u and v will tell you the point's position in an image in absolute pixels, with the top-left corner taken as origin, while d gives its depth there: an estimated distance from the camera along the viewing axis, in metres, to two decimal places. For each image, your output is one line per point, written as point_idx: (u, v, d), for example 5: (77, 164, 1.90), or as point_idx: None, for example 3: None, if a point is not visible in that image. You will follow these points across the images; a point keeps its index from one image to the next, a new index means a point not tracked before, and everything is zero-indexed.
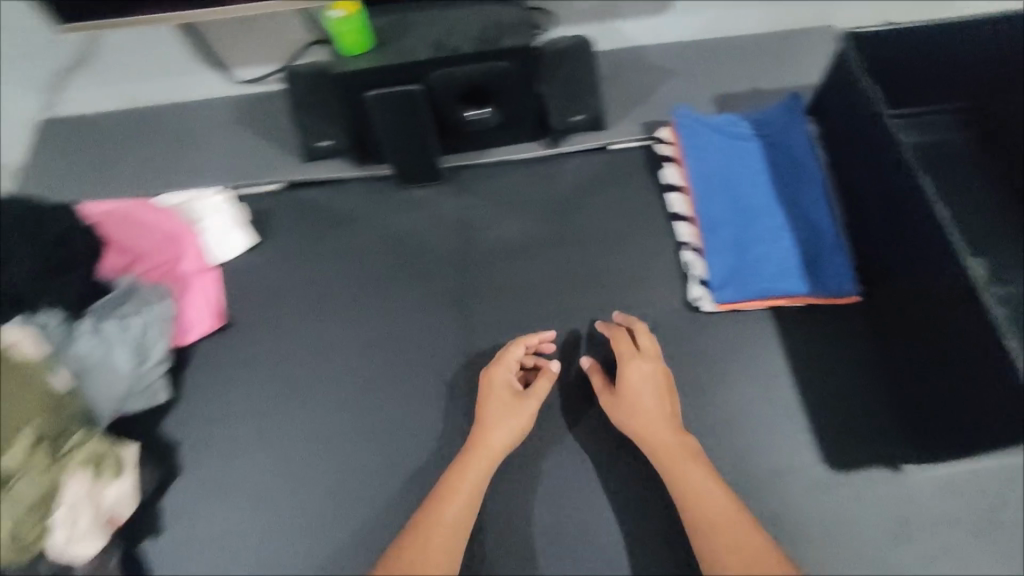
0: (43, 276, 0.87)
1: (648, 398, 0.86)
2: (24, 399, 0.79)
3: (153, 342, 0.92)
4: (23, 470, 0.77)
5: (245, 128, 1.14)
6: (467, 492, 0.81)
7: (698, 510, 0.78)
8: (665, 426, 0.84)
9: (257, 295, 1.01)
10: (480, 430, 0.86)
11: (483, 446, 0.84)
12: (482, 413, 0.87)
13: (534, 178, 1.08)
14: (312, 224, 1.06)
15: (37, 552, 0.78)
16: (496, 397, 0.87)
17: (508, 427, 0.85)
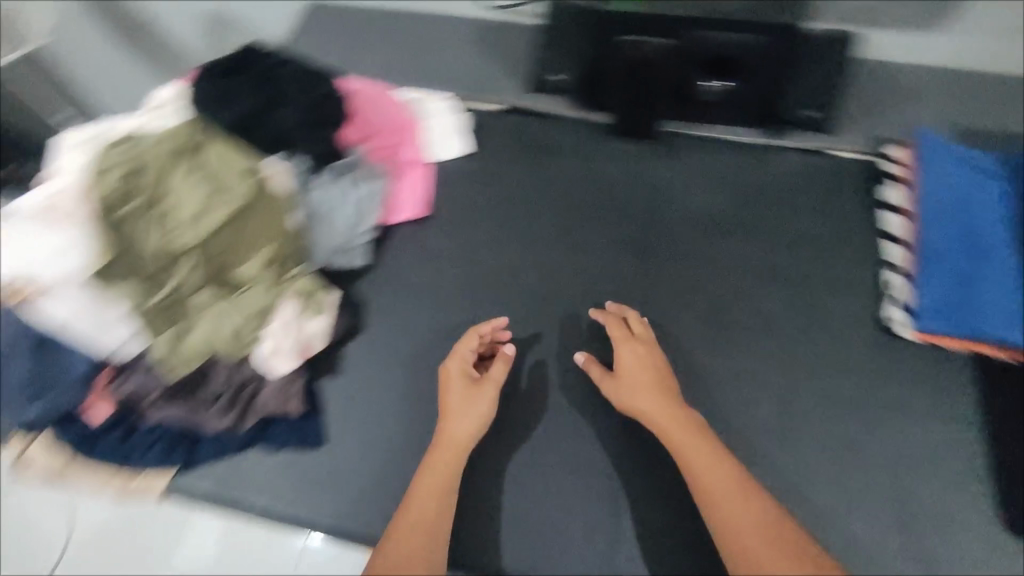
0: (306, 126, 0.98)
1: (644, 375, 0.85)
2: (269, 223, 0.88)
3: (369, 210, 1.01)
4: (255, 281, 0.88)
5: (483, 50, 1.21)
6: (443, 468, 0.81)
7: (704, 483, 0.75)
8: (666, 402, 0.82)
9: (463, 199, 1.09)
10: (444, 412, 0.85)
11: (447, 429, 0.83)
12: (443, 397, 0.86)
13: (748, 161, 1.07)
14: (524, 148, 1.12)
15: (245, 356, 0.88)
16: (450, 386, 0.86)
17: (472, 410, 0.84)
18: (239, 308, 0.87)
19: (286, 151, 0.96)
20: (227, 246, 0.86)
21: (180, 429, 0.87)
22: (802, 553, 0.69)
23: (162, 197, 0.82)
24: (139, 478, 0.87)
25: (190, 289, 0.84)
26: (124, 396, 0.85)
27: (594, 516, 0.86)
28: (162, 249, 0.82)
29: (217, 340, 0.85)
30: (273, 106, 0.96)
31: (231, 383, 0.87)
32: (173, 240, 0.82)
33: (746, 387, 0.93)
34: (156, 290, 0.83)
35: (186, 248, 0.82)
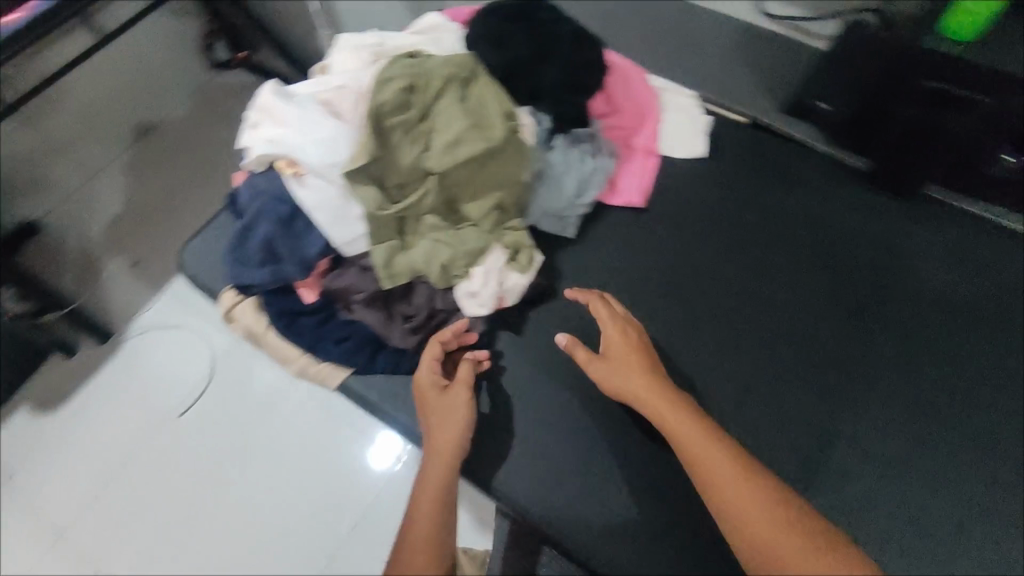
0: (562, 87, 0.97)
1: (638, 363, 0.82)
2: (507, 170, 0.89)
3: (592, 184, 1.00)
4: (477, 221, 0.90)
5: (747, 57, 1.15)
6: (438, 475, 0.79)
7: (709, 473, 0.72)
8: (656, 389, 0.79)
9: (685, 199, 1.04)
10: (429, 422, 0.83)
11: (434, 438, 0.82)
12: (424, 405, 0.84)
13: (1011, 254, 0.97)
14: (763, 167, 1.05)
15: (446, 288, 0.90)
16: (427, 395, 0.84)
17: (456, 418, 0.82)
18: (456, 241, 0.88)
19: (533, 107, 0.96)
20: (465, 181, 0.87)
21: (371, 334, 0.90)
22: (811, 539, 0.66)
23: (427, 117, 0.85)
24: (321, 365, 0.91)
25: (421, 209, 0.87)
26: (334, 288, 0.89)
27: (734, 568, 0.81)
28: (412, 164, 0.85)
29: (428, 264, 0.87)
30: (538, 59, 0.97)
31: (426, 308, 0.89)
32: (424, 159, 0.85)
33: (940, 490, 0.84)
34: (394, 201, 0.87)
35: (432, 170, 0.85)
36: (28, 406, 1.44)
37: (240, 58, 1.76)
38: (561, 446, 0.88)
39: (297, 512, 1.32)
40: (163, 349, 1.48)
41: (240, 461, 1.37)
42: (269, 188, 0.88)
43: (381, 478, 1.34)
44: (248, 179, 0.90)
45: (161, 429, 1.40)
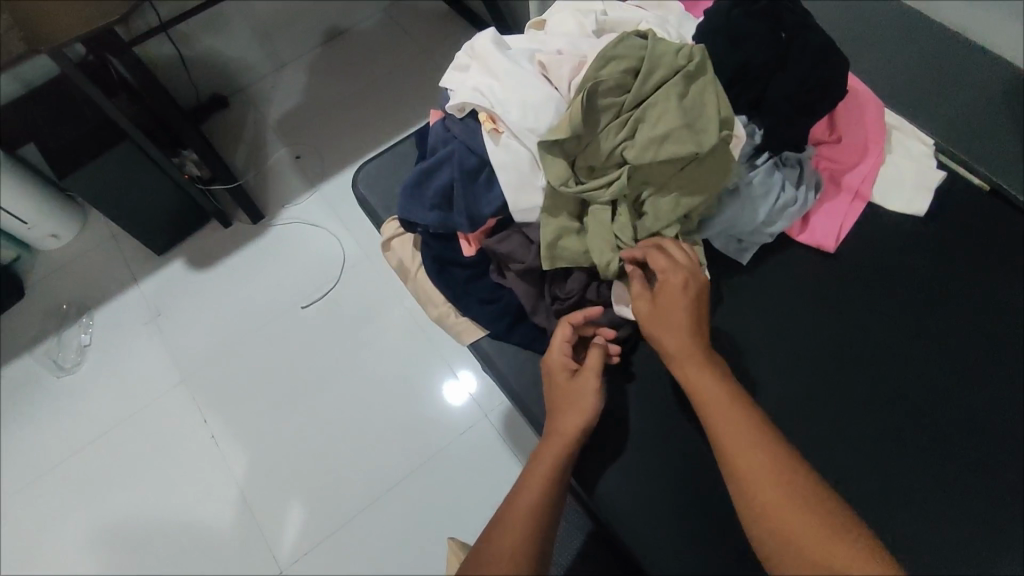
0: (790, 102, 0.87)
1: (681, 310, 0.77)
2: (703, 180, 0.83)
3: (785, 214, 0.91)
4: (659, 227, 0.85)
5: (1005, 116, 1.00)
6: (555, 453, 0.78)
7: (720, 427, 0.69)
8: (683, 338, 0.76)
9: (880, 255, 0.93)
10: (553, 403, 0.83)
11: (555, 420, 0.81)
12: (551, 386, 0.84)
13: None
14: (985, 247, 0.92)
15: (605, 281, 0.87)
16: (554, 375, 0.83)
17: (579, 400, 0.81)
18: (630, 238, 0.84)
19: (747, 118, 0.91)
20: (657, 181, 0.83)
21: (516, 303, 0.90)
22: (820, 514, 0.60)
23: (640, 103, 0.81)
24: (461, 318, 0.93)
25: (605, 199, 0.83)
26: (493, 249, 0.87)
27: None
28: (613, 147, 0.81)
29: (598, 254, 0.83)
30: (774, 66, 0.88)
31: (577, 295, 0.87)
32: (626, 147, 0.81)
33: None
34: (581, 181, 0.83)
35: (631, 159, 0.80)
36: (182, 260, 1.60)
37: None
38: (674, 473, 0.86)
39: (380, 428, 1.39)
40: (301, 245, 1.59)
41: (342, 365, 1.46)
42: (461, 135, 0.88)
43: (466, 425, 1.37)
44: (444, 121, 0.91)
45: (283, 316, 1.52)
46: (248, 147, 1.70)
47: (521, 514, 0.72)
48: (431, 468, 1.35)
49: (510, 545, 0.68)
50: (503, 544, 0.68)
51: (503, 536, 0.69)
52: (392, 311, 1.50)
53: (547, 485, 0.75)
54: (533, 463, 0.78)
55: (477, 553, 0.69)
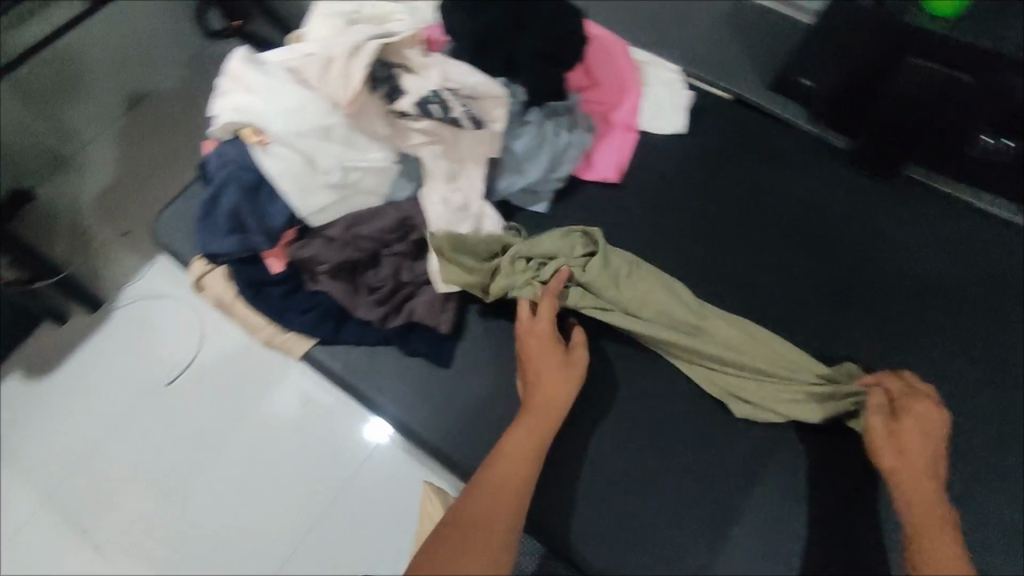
0: (540, 57, 0.96)
1: (913, 421, 0.74)
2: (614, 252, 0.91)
3: (564, 160, 0.99)
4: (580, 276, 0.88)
5: (732, 32, 1.13)
6: (540, 429, 0.76)
7: (917, 505, 0.69)
8: (924, 439, 0.73)
9: (658, 174, 1.01)
10: (534, 370, 0.80)
11: (536, 392, 0.78)
12: (534, 347, 0.81)
13: (992, 241, 0.95)
14: (742, 145, 1.03)
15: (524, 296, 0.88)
16: (544, 347, 0.81)
17: (565, 378, 0.79)
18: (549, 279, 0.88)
19: (507, 79, 0.95)
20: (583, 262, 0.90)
21: (336, 305, 0.91)
22: None
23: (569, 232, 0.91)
24: (286, 335, 0.92)
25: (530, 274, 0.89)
26: (299, 257, 0.89)
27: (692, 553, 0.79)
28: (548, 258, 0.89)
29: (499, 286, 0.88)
30: (517, 26, 0.95)
31: (391, 280, 0.90)
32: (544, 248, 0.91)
33: None
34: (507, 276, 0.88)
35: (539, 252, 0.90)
36: (14, 374, 1.34)
37: (238, 26, 1.48)
38: None
39: (287, 494, 1.22)
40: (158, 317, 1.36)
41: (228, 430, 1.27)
42: (233, 157, 0.87)
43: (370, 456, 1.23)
44: (216, 146, 0.89)
45: (145, 399, 1.31)
46: (68, 236, 1.36)
47: (496, 487, 0.70)
48: (347, 509, 1.21)
49: (479, 512, 0.68)
50: (478, 511, 0.68)
51: (476, 504, 0.68)
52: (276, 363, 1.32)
53: (530, 457, 0.73)
54: (513, 432, 0.75)
55: (447, 514, 0.68)
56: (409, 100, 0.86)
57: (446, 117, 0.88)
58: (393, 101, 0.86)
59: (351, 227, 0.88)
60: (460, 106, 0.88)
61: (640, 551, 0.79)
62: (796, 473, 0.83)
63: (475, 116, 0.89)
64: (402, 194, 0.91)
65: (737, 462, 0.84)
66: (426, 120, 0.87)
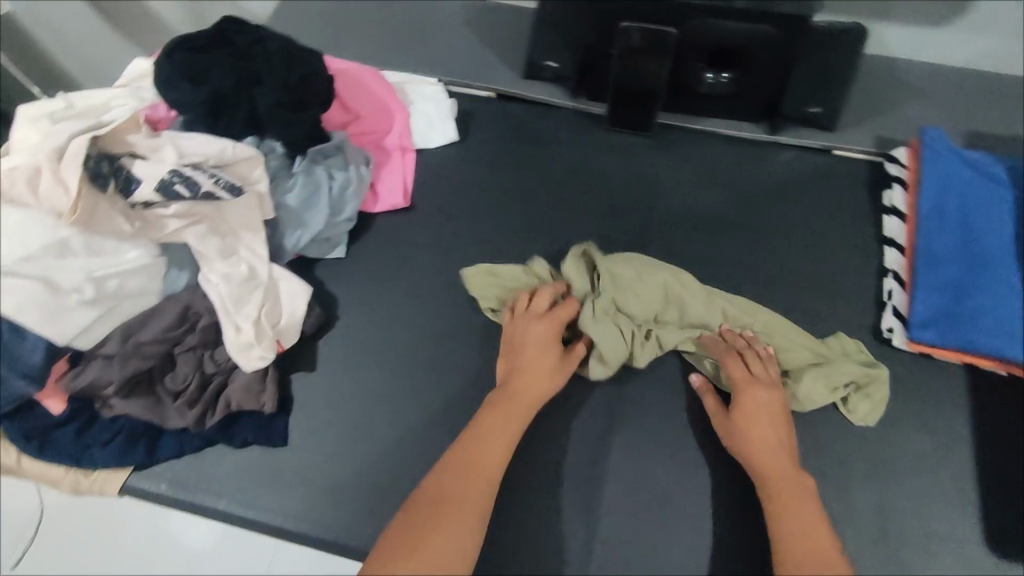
0: (282, 108, 0.92)
1: (758, 420, 0.78)
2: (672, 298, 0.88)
3: (347, 198, 0.96)
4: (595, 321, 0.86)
5: (481, 36, 1.17)
6: (520, 414, 0.79)
7: (773, 474, 0.74)
8: (755, 423, 0.78)
9: (443, 188, 1.03)
10: (525, 363, 0.82)
11: (517, 385, 0.81)
12: (531, 344, 0.84)
13: (748, 158, 1.04)
14: (515, 137, 1.07)
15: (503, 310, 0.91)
16: (543, 343, 0.84)
17: (549, 377, 0.82)
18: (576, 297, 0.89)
19: (259, 136, 0.95)
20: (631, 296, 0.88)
21: (141, 423, 0.83)
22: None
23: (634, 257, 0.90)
24: (96, 474, 0.83)
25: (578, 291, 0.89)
26: (79, 388, 0.80)
27: (567, 543, 0.78)
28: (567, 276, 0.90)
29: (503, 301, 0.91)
30: (249, 82, 0.91)
31: (195, 376, 0.84)
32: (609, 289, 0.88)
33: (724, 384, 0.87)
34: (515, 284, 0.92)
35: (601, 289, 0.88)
36: None
37: None
38: (374, 470, 0.84)
39: None
40: None
41: None
42: None
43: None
44: None
45: None
46: None
47: (467, 467, 0.75)
48: None
49: (452, 493, 0.72)
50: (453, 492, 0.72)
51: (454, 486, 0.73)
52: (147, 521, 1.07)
53: (508, 438, 0.78)
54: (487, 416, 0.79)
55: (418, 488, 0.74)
56: (148, 186, 0.78)
57: (198, 193, 0.81)
58: (130, 194, 0.78)
59: (129, 338, 0.81)
60: (210, 176, 0.82)
61: (517, 560, 0.77)
62: (644, 424, 0.85)
63: (233, 183, 0.84)
64: (180, 283, 0.86)
65: (588, 434, 0.84)
66: (176, 204, 0.81)
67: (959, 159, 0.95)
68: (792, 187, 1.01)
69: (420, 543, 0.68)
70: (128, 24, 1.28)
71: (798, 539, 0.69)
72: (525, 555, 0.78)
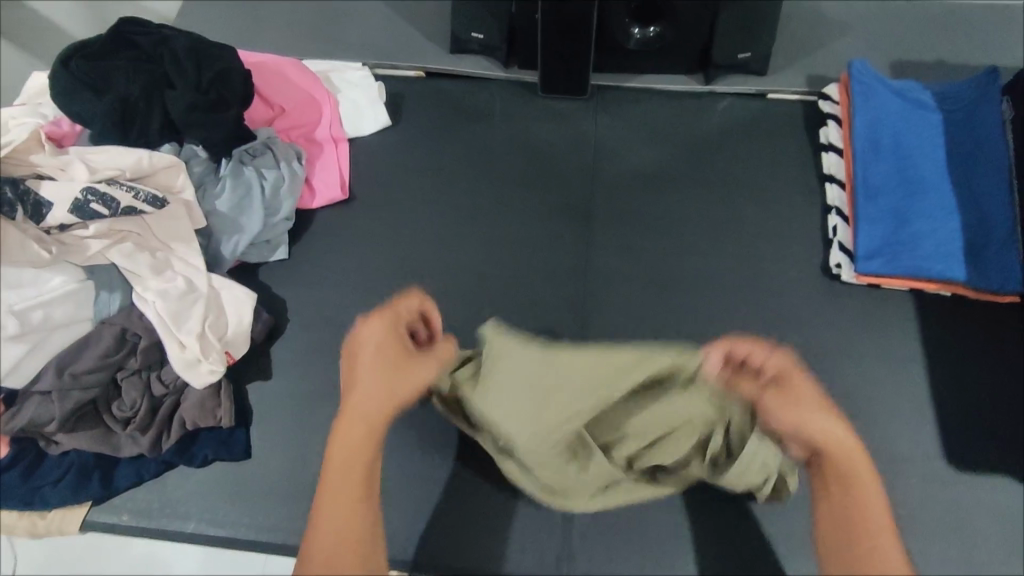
0: (198, 109, 0.87)
1: (799, 386, 0.65)
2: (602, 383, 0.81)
3: (282, 197, 0.93)
4: None
5: (401, 13, 1.13)
6: (366, 432, 0.65)
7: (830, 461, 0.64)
8: (803, 385, 0.65)
9: (382, 175, 1.01)
10: (353, 378, 0.68)
11: (357, 400, 0.66)
12: (363, 350, 0.69)
13: (684, 111, 1.03)
14: (449, 115, 1.05)
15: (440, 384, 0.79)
16: (377, 347, 0.69)
17: (379, 388, 0.66)
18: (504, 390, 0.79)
19: (178, 142, 0.90)
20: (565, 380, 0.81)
21: (93, 455, 0.80)
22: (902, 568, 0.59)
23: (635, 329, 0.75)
24: (50, 515, 0.79)
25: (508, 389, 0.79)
26: (16, 430, 0.75)
27: (548, 517, 0.79)
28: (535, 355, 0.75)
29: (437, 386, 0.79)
30: (158, 86, 0.86)
31: (143, 401, 0.80)
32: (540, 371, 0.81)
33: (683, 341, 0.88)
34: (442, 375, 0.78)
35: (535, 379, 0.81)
36: None
37: None
38: None
39: None
40: None
41: None
42: None
43: None
44: None
45: None
46: None
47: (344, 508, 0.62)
48: None
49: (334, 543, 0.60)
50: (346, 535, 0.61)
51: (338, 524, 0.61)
52: (118, 559, 1.00)
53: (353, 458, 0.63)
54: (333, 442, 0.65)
55: (306, 541, 0.62)
56: (61, 209, 0.75)
57: (117, 210, 0.77)
58: (43, 218, 0.74)
59: (64, 371, 0.76)
60: (125, 189, 0.78)
61: (501, 541, 0.78)
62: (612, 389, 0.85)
63: (154, 195, 0.80)
64: (114, 306, 0.81)
65: None
66: (93, 223, 0.77)
67: (889, 91, 0.96)
68: (730, 136, 1.01)
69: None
70: (24, 36, 1.19)
71: (866, 529, 0.61)
72: (507, 534, 0.78)
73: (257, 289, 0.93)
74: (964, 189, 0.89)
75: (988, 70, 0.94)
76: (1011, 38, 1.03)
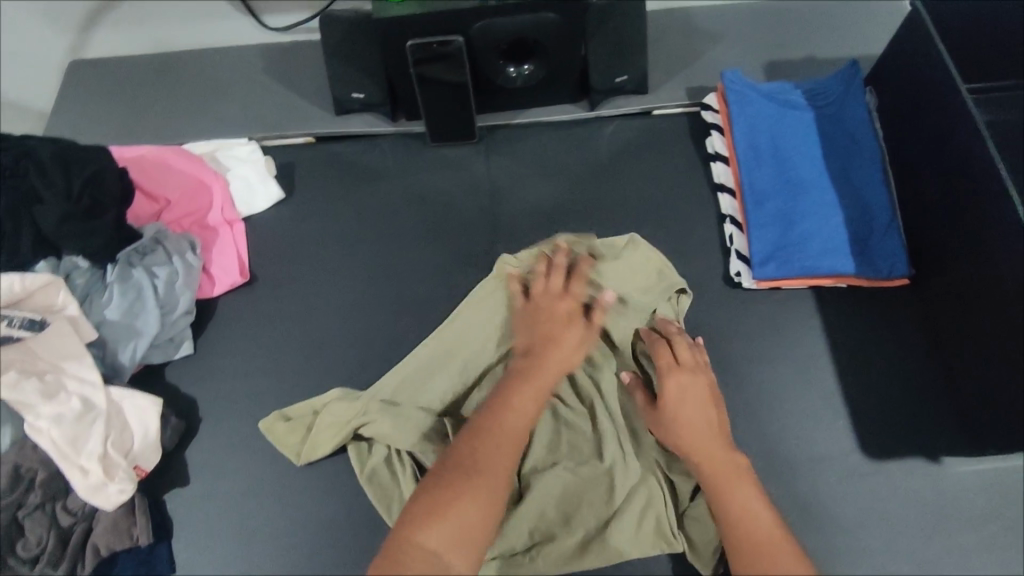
0: (71, 220, 0.84)
1: (695, 408, 0.75)
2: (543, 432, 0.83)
3: (178, 294, 0.90)
4: None
5: (282, 81, 1.12)
6: (553, 374, 0.77)
7: (705, 457, 0.73)
8: (704, 404, 0.76)
9: (281, 251, 0.99)
10: (549, 330, 0.80)
11: (546, 347, 0.78)
12: (552, 313, 0.81)
13: (573, 139, 1.05)
14: (342, 179, 1.03)
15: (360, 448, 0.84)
16: (568, 314, 0.81)
17: (576, 343, 0.79)
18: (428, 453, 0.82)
19: (55, 255, 0.86)
20: None
21: None
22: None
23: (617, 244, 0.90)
24: None
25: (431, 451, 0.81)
26: None
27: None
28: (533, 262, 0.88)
29: (358, 452, 0.83)
30: (25, 203, 0.83)
31: (51, 534, 0.77)
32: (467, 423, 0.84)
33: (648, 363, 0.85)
34: (351, 414, 0.83)
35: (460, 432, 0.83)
36: None
37: None
38: (275, 567, 0.80)
39: None
40: None
41: None
42: None
43: None
44: None
45: None
46: None
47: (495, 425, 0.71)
48: None
49: (487, 440, 0.69)
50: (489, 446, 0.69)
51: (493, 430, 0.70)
52: None
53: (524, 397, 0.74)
54: (519, 376, 0.76)
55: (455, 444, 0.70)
56: None
57: None
58: None
59: None
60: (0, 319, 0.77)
61: None
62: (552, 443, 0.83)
63: (31, 319, 0.78)
64: (5, 443, 0.76)
65: None
66: None
67: (762, 93, 0.98)
68: (620, 158, 1.02)
69: (440, 515, 0.63)
70: None
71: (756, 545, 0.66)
72: None
73: (164, 390, 0.90)
74: (843, 182, 0.92)
75: (848, 64, 0.99)
76: (872, 28, 1.08)
